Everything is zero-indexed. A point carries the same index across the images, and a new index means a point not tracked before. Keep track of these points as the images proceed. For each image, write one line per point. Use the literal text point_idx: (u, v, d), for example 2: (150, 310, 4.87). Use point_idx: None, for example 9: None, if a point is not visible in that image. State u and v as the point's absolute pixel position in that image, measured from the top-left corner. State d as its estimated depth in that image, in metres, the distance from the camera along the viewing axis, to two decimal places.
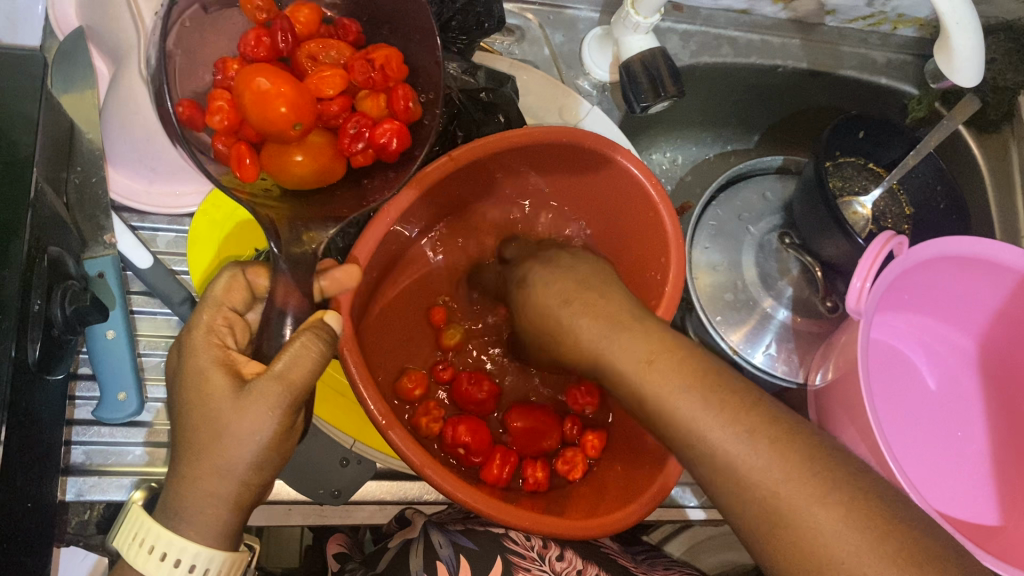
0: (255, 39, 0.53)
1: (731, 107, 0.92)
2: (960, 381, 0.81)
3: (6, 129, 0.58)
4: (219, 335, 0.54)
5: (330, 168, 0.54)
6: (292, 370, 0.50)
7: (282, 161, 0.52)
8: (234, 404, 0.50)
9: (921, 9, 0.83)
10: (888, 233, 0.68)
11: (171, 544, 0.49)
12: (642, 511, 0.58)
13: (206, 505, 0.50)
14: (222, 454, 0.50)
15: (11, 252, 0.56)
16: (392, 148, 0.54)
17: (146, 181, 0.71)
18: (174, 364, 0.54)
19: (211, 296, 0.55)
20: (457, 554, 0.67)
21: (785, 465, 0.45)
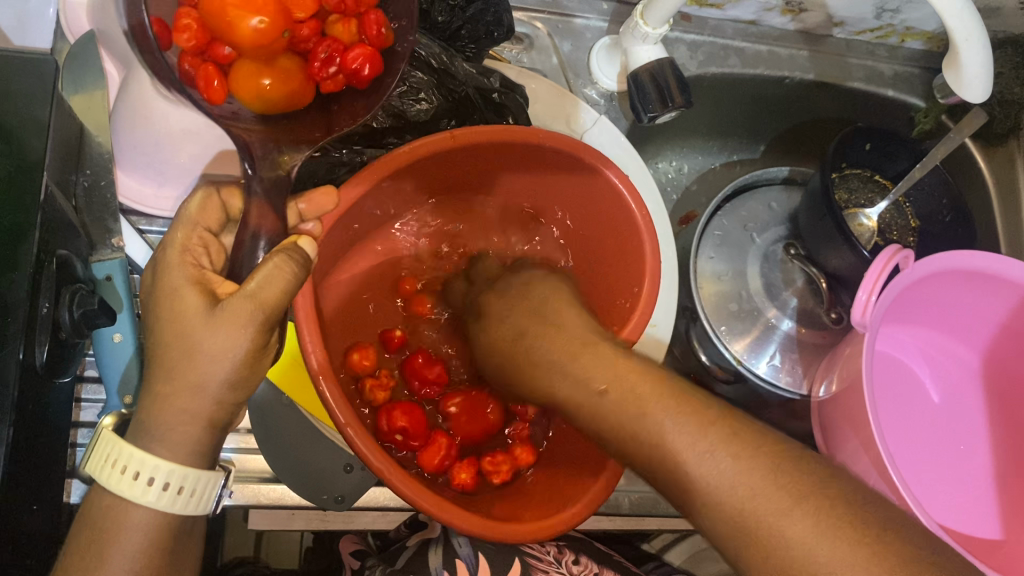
0: None
1: (738, 118, 0.93)
2: (963, 395, 0.81)
3: (16, 133, 0.58)
4: (193, 254, 0.52)
5: (299, 93, 0.52)
6: (266, 289, 0.48)
7: (251, 83, 0.50)
8: (206, 318, 0.48)
9: (929, 22, 0.83)
10: (894, 246, 0.68)
11: (143, 461, 0.48)
12: (564, 521, 0.57)
13: (178, 424, 0.49)
14: (193, 367, 0.48)
15: (19, 254, 0.56)
16: (364, 75, 0.52)
17: (154, 185, 0.70)
18: (149, 282, 0.52)
19: (185, 215, 0.53)
20: (475, 552, 0.72)
21: (751, 477, 0.44)
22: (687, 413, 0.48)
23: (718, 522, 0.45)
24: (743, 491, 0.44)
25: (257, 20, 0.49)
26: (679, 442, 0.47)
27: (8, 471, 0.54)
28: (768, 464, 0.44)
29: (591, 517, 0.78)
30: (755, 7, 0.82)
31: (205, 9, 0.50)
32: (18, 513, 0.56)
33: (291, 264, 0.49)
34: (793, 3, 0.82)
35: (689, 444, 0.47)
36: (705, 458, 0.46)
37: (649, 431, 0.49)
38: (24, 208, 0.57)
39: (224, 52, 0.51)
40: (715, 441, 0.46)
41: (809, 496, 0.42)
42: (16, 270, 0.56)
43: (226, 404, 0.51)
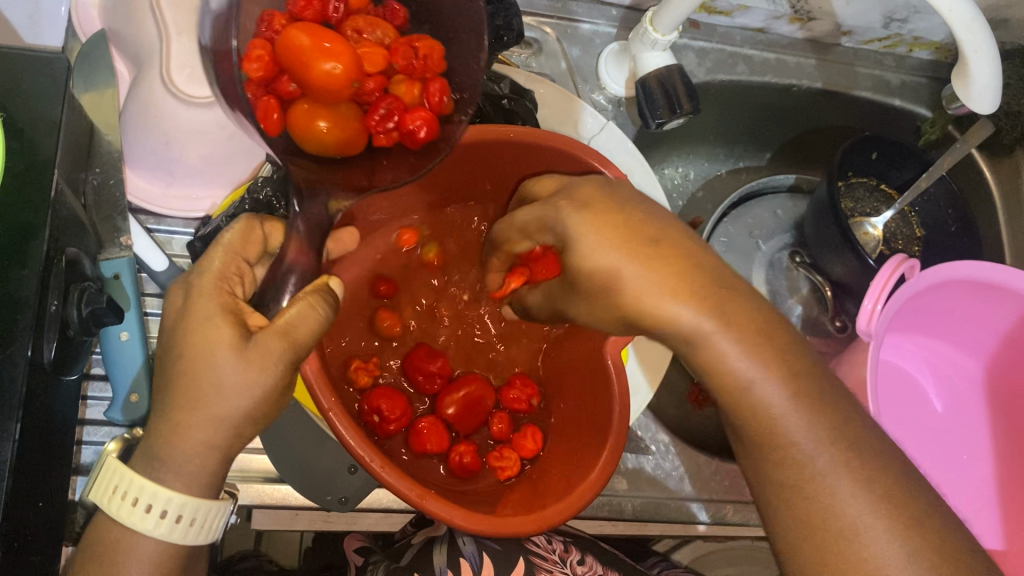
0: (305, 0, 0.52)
1: (744, 125, 0.93)
2: (967, 404, 0.81)
3: (27, 131, 0.58)
4: (228, 282, 0.50)
5: (353, 141, 0.51)
6: (298, 327, 0.48)
7: (306, 124, 0.49)
8: (239, 351, 0.47)
9: (937, 32, 0.84)
10: (900, 256, 0.68)
11: (156, 494, 0.46)
12: (569, 512, 0.57)
13: (194, 456, 0.47)
14: (220, 402, 0.47)
15: (31, 252, 0.56)
16: (420, 138, 0.52)
17: (163, 184, 0.72)
18: (176, 304, 0.50)
19: (225, 243, 0.52)
20: (481, 551, 0.71)
21: (840, 455, 0.46)
22: (768, 354, 0.47)
23: (782, 472, 0.47)
24: (829, 457, 0.46)
25: (336, 66, 0.49)
26: (761, 379, 0.47)
27: (16, 467, 0.54)
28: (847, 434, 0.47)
29: (593, 521, 0.78)
30: (764, 15, 0.82)
31: (280, 46, 0.49)
32: (24, 510, 0.56)
33: (322, 303, 0.49)
34: (801, 11, 0.82)
35: (769, 382, 0.47)
36: (781, 402, 0.47)
37: (718, 348, 0.47)
38: (35, 206, 0.57)
39: (290, 88, 0.51)
40: (792, 391, 0.47)
41: (881, 481, 0.45)
42: (27, 266, 0.56)
43: (243, 438, 0.49)
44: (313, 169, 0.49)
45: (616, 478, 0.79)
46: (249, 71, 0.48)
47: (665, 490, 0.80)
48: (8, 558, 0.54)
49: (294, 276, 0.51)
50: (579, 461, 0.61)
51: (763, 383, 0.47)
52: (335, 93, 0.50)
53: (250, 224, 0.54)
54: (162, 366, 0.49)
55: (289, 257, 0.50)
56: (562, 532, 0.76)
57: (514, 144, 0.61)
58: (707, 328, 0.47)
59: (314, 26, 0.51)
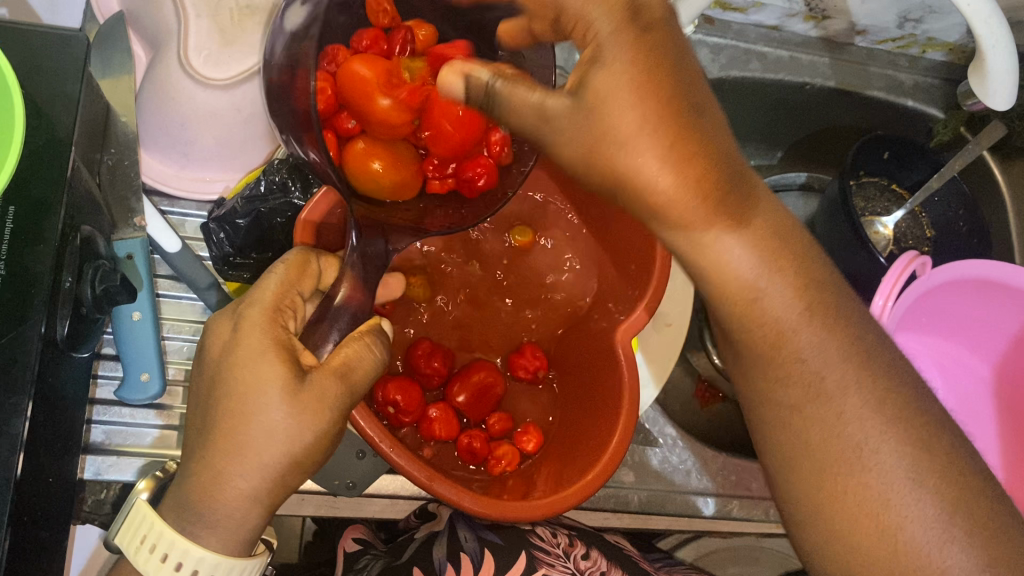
0: (371, 39, 0.53)
1: (756, 123, 0.93)
2: (975, 406, 0.81)
3: (44, 107, 0.58)
4: (280, 314, 0.50)
5: (409, 185, 0.53)
6: (355, 370, 0.50)
7: (362, 167, 0.51)
8: (288, 395, 0.47)
9: (951, 33, 0.84)
10: (912, 252, 0.68)
11: (188, 553, 0.46)
12: (577, 498, 0.57)
13: (233, 509, 0.47)
14: (269, 450, 0.47)
15: (45, 227, 0.56)
16: (477, 185, 0.55)
17: (177, 166, 0.73)
18: (222, 335, 0.50)
19: (279, 274, 0.52)
20: (482, 547, 0.71)
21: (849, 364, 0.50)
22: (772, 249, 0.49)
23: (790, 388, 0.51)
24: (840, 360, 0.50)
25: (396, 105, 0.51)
26: (736, 243, 0.48)
27: (27, 441, 0.54)
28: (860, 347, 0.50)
29: (598, 513, 0.78)
30: (779, 12, 0.82)
31: (342, 80, 0.51)
32: (33, 484, 0.56)
33: (376, 343, 0.52)
34: (816, 10, 0.82)
35: (783, 295, 0.50)
36: (817, 346, 0.50)
37: (731, 263, 0.49)
38: (51, 183, 0.57)
39: (347, 125, 0.54)
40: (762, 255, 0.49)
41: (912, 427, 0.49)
42: (41, 243, 0.56)
43: (284, 485, 0.49)
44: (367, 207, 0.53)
45: (623, 470, 0.79)
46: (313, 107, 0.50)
47: (672, 484, 0.80)
48: (19, 532, 0.54)
49: (344, 317, 0.52)
50: (588, 444, 0.61)
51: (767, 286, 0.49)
52: (392, 130, 0.52)
53: (307, 256, 0.54)
54: (204, 403, 0.49)
55: (341, 294, 0.51)
56: (566, 525, 0.76)
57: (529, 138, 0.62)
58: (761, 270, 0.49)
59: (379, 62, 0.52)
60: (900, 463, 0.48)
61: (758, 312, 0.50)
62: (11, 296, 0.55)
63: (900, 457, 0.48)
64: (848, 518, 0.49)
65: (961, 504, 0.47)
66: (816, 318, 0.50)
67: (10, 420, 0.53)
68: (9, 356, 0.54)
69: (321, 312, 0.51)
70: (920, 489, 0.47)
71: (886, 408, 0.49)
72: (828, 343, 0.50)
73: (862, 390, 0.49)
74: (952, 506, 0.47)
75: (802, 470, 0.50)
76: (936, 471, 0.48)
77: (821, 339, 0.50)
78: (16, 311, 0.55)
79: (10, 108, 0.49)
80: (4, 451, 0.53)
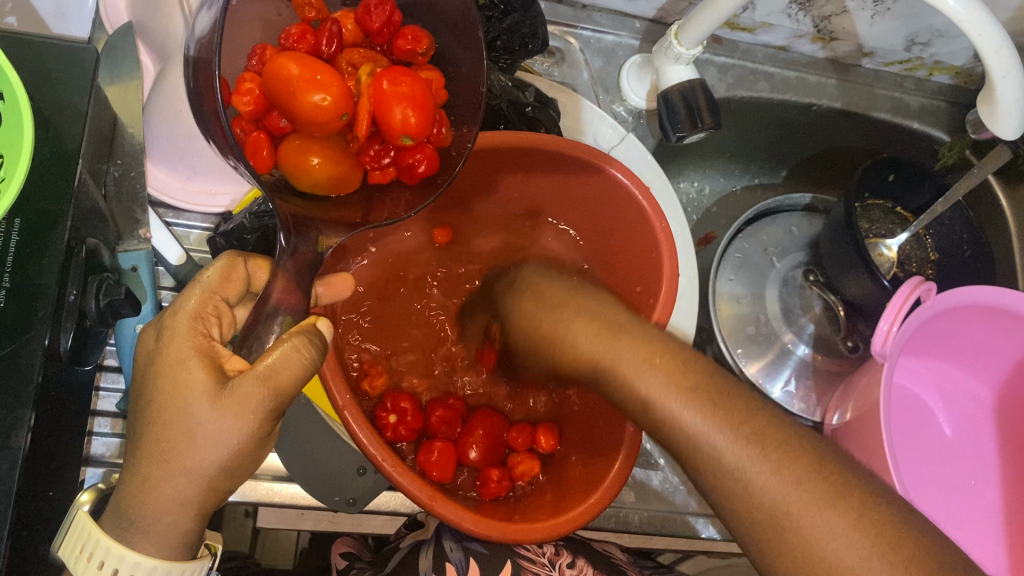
0: (297, 34, 0.52)
1: (760, 143, 0.93)
2: (975, 430, 0.81)
3: (52, 119, 0.57)
4: (203, 322, 0.50)
5: (346, 177, 0.52)
6: (280, 373, 0.47)
7: (298, 161, 0.50)
8: (213, 399, 0.47)
9: (958, 57, 0.84)
10: (917, 278, 0.68)
11: (122, 559, 0.47)
12: (585, 517, 0.58)
13: (164, 513, 0.48)
14: (194, 458, 0.47)
15: (50, 241, 0.56)
16: (419, 172, 0.54)
17: (184, 178, 0.73)
18: (149, 345, 0.50)
19: (204, 280, 0.52)
20: (466, 557, 0.71)
21: (789, 474, 0.44)
22: (717, 404, 0.48)
23: (747, 510, 0.45)
24: (787, 484, 0.44)
25: (325, 96, 0.49)
26: (717, 433, 0.46)
27: (29, 457, 0.54)
28: (802, 459, 0.45)
29: (598, 531, 0.79)
30: (787, 33, 0.82)
31: (269, 78, 0.50)
32: (34, 500, 0.55)
33: (308, 346, 0.48)
34: (824, 31, 0.82)
35: (725, 433, 0.46)
36: (744, 453, 0.46)
37: (684, 421, 0.48)
38: (58, 196, 0.57)
39: (280, 124, 0.52)
40: (745, 433, 0.46)
41: (847, 498, 0.43)
42: (47, 254, 0.56)
43: (217, 488, 0.50)
44: (302, 207, 0.50)
45: (624, 489, 0.79)
46: (240, 106, 0.49)
47: (672, 504, 0.80)
48: (19, 544, 0.54)
49: (280, 317, 0.49)
50: (596, 460, 0.61)
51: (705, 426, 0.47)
52: (322, 124, 0.51)
53: (233, 262, 0.54)
54: (133, 411, 0.50)
55: (274, 296, 0.48)
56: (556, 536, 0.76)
57: (528, 149, 0.62)
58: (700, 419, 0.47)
59: (302, 55, 0.51)
60: (840, 522, 0.42)
61: (703, 448, 0.47)
62: (14, 309, 0.54)
63: (830, 518, 0.42)
64: None
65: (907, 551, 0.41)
66: (761, 439, 0.46)
67: (12, 434, 0.53)
68: (11, 371, 0.54)
69: (254, 318, 0.49)
70: (873, 557, 0.41)
71: (838, 502, 0.43)
72: (751, 454, 0.45)
73: (783, 470, 0.45)
74: (896, 556, 0.41)
75: (780, 565, 0.44)
76: (875, 531, 0.42)
77: (771, 467, 0.45)
78: (19, 325, 0.54)
79: (20, 124, 0.48)
80: (5, 466, 0.52)
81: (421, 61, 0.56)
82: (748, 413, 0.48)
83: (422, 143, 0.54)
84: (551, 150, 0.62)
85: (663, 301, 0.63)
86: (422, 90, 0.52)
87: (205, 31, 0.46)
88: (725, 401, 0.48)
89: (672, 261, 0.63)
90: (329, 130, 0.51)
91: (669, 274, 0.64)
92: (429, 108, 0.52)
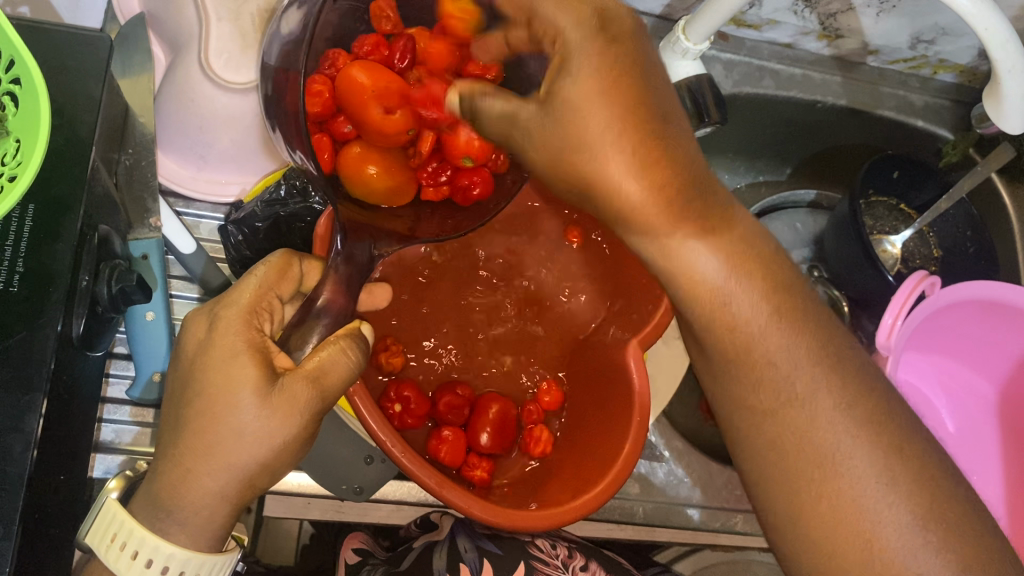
0: (371, 45, 0.56)
1: (767, 139, 0.94)
2: (979, 426, 0.82)
3: (66, 107, 0.58)
4: (257, 317, 0.51)
5: (401, 189, 0.55)
6: (330, 374, 0.50)
7: (360, 169, 0.53)
8: (263, 398, 0.47)
9: (962, 56, 0.84)
10: (920, 272, 0.68)
11: (157, 549, 0.47)
12: (582, 511, 0.58)
13: (203, 506, 0.48)
14: (239, 454, 0.48)
15: (64, 226, 0.56)
16: (473, 194, 0.58)
17: (194, 169, 0.73)
18: (198, 335, 0.50)
19: (260, 275, 0.52)
20: (481, 557, 0.72)
21: (830, 392, 0.49)
22: (753, 273, 0.50)
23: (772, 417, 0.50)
24: (808, 374, 0.49)
25: (392, 107, 0.53)
26: (741, 305, 0.50)
27: (41, 439, 0.54)
28: (846, 373, 0.50)
29: (603, 524, 0.79)
30: (793, 30, 0.83)
31: (340, 85, 0.54)
32: (45, 482, 0.55)
33: (353, 349, 0.51)
34: (830, 29, 0.82)
35: (751, 307, 0.50)
36: (768, 327, 0.50)
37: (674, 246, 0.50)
38: (71, 182, 0.57)
39: (344, 130, 0.57)
40: (773, 310, 0.50)
41: (885, 429, 0.48)
42: (60, 241, 0.56)
43: (254, 484, 0.50)
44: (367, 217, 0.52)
45: (629, 482, 0.80)
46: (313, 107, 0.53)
47: (676, 498, 0.81)
48: (30, 528, 0.54)
49: (325, 318, 0.51)
50: (597, 457, 0.62)
51: (739, 299, 0.50)
52: (386, 135, 0.55)
53: (287, 259, 0.54)
54: (175, 400, 0.50)
55: (323, 296, 0.50)
56: (566, 539, 0.77)
57: None
58: (712, 262, 0.50)
59: (375, 66, 0.55)
60: (873, 463, 0.47)
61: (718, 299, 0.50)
62: (27, 293, 0.55)
63: (871, 466, 0.47)
64: (827, 531, 0.47)
65: (936, 505, 0.46)
66: (786, 322, 0.50)
67: (23, 416, 0.53)
68: (24, 355, 0.54)
69: (304, 312, 0.50)
70: (905, 502, 0.46)
71: (862, 417, 0.48)
72: (792, 345, 0.50)
73: (850, 407, 0.48)
74: (926, 509, 0.46)
75: (799, 501, 0.48)
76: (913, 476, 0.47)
77: (813, 369, 0.49)
78: (32, 310, 0.54)
79: (36, 108, 0.48)
80: (18, 448, 0.52)
81: (486, 86, 0.58)
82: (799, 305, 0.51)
83: (479, 166, 0.58)
84: None
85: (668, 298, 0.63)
86: (486, 115, 0.56)
87: (293, 30, 0.48)
88: (767, 272, 0.51)
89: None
90: (393, 142, 0.56)
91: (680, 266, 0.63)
92: (492, 134, 0.56)
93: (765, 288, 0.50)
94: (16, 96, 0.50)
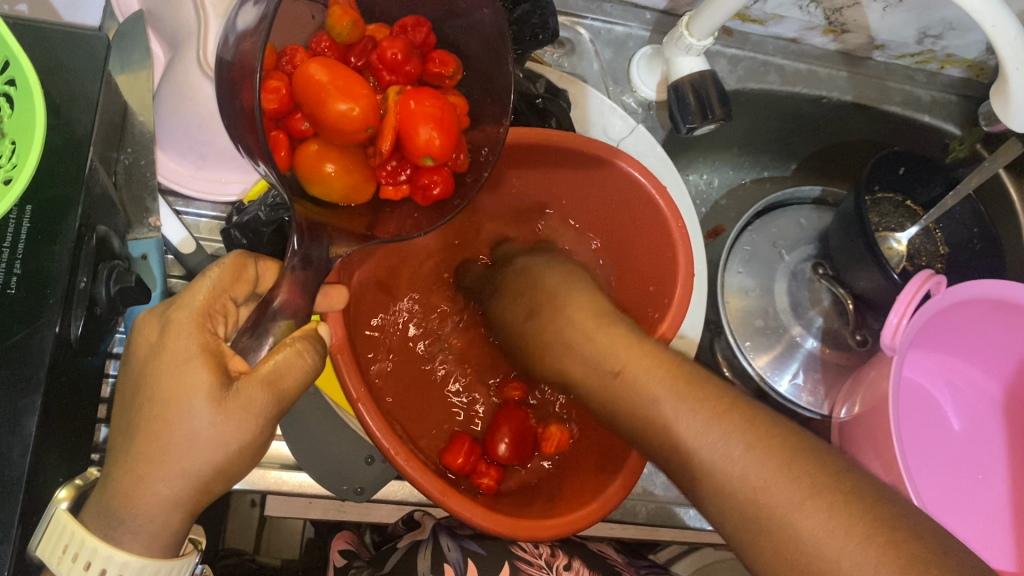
0: (325, 41, 0.56)
1: (772, 134, 0.93)
2: (983, 425, 0.81)
3: (64, 108, 0.58)
4: (210, 319, 0.51)
5: (358, 188, 0.54)
6: (284, 377, 0.50)
7: (313, 168, 0.52)
8: (217, 402, 0.48)
9: (971, 50, 0.83)
10: (926, 272, 0.67)
11: (111, 559, 0.47)
12: (599, 513, 0.58)
13: (156, 515, 0.48)
14: (192, 458, 0.48)
15: (61, 227, 0.56)
16: (433, 194, 0.56)
17: (193, 167, 0.73)
18: (151, 339, 0.50)
19: (214, 277, 0.52)
20: (465, 558, 0.72)
21: (765, 467, 0.45)
22: (692, 394, 0.50)
23: (730, 509, 0.46)
24: (756, 475, 0.45)
25: (349, 104, 0.52)
26: (690, 435, 0.48)
27: (39, 444, 0.54)
28: (787, 455, 0.45)
29: (605, 524, 0.79)
30: (798, 25, 0.82)
31: (297, 80, 0.53)
32: (46, 485, 0.55)
33: (310, 351, 0.51)
34: (836, 23, 0.81)
35: (702, 433, 0.48)
36: (717, 446, 0.47)
37: (657, 412, 0.50)
38: (70, 183, 0.57)
39: (301, 127, 0.55)
40: (725, 430, 0.47)
41: (829, 487, 0.43)
42: (57, 242, 0.55)
43: (208, 489, 0.50)
44: (317, 212, 0.51)
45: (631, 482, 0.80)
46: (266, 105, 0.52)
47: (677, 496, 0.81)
48: (30, 532, 0.54)
49: (280, 320, 0.50)
50: (602, 469, 0.62)
51: (686, 419, 0.49)
52: (344, 132, 0.53)
53: (243, 261, 0.54)
54: (127, 406, 0.50)
55: (278, 298, 0.49)
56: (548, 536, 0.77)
57: (548, 151, 0.63)
58: (677, 416, 0.49)
59: (330, 61, 0.54)
60: (821, 517, 0.42)
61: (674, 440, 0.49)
62: (25, 294, 0.54)
63: (818, 508, 0.42)
64: None
65: (895, 547, 0.40)
66: (728, 426, 0.47)
67: (20, 419, 0.53)
68: (21, 358, 0.53)
69: (259, 314, 0.50)
70: (855, 547, 0.40)
71: (822, 492, 0.43)
72: (733, 446, 0.46)
73: (782, 471, 0.44)
74: (867, 548, 0.40)
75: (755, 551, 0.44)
76: (863, 526, 0.41)
77: (746, 449, 0.46)
78: (29, 311, 0.54)
79: (31, 110, 0.47)
80: (16, 452, 0.52)
81: (447, 85, 0.59)
82: (723, 406, 0.49)
83: (440, 166, 0.56)
84: (566, 148, 0.62)
85: (675, 310, 0.63)
86: (447, 113, 0.54)
87: (251, 26, 0.46)
88: (696, 390, 0.51)
89: (687, 264, 0.64)
90: (351, 140, 0.54)
91: (683, 273, 0.64)
92: (453, 132, 0.54)
93: (716, 409, 0.48)
94: (12, 97, 0.50)
